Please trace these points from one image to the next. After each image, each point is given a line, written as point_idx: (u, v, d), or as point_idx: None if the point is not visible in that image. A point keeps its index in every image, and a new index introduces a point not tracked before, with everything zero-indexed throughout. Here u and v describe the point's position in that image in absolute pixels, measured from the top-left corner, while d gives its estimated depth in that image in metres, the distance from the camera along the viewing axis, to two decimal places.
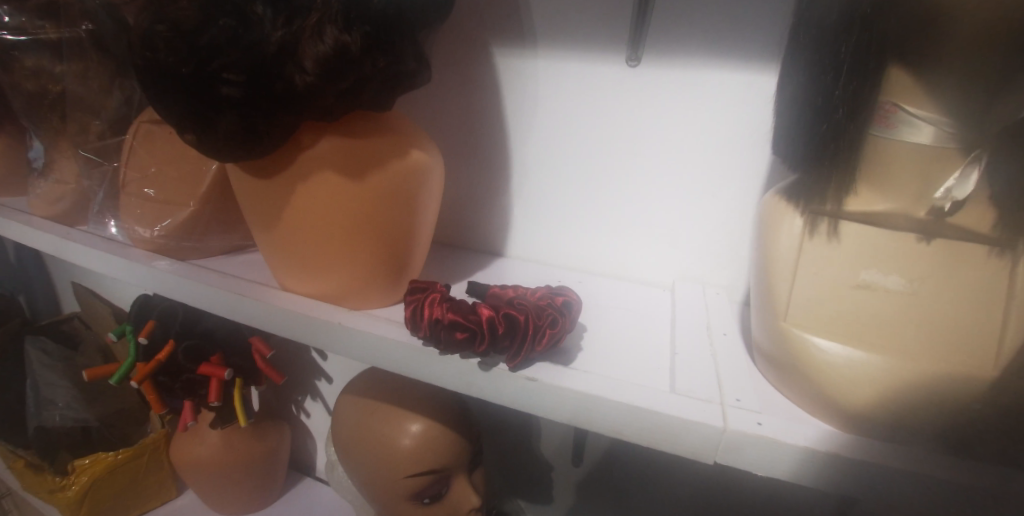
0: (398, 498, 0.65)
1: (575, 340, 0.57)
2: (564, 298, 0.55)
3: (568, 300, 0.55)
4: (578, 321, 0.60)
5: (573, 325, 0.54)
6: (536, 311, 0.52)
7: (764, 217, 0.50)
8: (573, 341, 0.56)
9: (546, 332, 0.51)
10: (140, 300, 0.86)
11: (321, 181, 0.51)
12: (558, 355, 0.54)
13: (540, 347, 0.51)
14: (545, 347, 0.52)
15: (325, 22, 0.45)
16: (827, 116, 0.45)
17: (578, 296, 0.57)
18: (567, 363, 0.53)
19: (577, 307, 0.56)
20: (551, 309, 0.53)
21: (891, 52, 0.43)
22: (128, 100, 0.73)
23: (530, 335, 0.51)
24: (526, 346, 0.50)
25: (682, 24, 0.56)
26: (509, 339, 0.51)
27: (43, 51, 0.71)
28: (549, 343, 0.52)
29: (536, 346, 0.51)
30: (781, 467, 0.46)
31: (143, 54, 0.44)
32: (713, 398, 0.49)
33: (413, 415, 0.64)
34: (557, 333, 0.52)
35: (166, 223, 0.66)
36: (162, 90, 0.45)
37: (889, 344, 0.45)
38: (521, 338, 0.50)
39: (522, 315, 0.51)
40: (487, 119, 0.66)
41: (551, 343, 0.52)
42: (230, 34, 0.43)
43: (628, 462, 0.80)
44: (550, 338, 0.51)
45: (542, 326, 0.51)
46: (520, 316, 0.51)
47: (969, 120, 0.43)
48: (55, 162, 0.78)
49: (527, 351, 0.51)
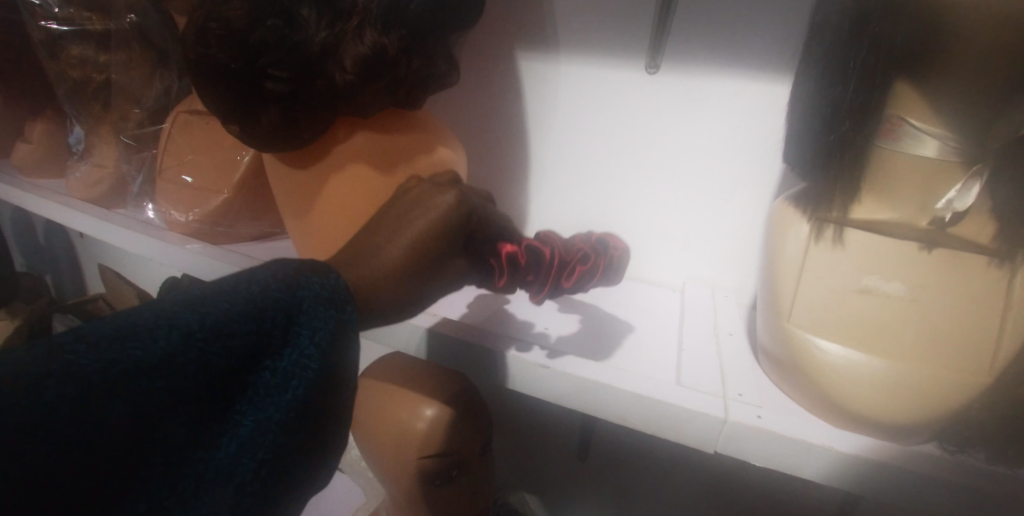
0: (412, 479, 0.67)
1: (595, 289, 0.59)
2: (598, 237, 0.59)
3: (603, 237, 0.59)
4: (622, 323, 0.62)
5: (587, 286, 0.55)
6: (564, 248, 0.52)
7: (774, 222, 0.53)
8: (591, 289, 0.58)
9: (572, 266, 0.51)
10: (170, 283, 0.91)
11: (353, 174, 0.54)
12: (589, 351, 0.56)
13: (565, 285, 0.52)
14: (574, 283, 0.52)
15: (365, 25, 0.47)
16: (835, 128, 0.47)
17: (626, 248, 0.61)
18: (598, 358, 0.55)
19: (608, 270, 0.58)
20: (581, 246, 0.54)
21: (900, 68, 0.45)
22: (167, 90, 0.77)
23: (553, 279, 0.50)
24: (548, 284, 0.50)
25: (698, 35, 0.58)
26: (534, 271, 0.49)
27: (88, 41, 0.74)
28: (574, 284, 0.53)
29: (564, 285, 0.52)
30: (779, 459, 0.48)
31: (196, 49, 0.47)
32: (716, 391, 0.51)
33: (427, 400, 0.66)
34: (587, 270, 0.53)
35: (198, 209, 0.69)
36: (212, 81, 0.49)
37: (889, 347, 0.47)
38: (546, 270, 0.49)
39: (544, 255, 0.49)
40: (510, 121, 0.69)
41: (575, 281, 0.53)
42: (277, 34, 0.47)
43: (634, 457, 0.83)
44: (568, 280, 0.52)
45: (569, 261, 0.51)
46: (544, 249, 0.49)
47: (971, 138, 0.45)
48: (95, 147, 0.83)
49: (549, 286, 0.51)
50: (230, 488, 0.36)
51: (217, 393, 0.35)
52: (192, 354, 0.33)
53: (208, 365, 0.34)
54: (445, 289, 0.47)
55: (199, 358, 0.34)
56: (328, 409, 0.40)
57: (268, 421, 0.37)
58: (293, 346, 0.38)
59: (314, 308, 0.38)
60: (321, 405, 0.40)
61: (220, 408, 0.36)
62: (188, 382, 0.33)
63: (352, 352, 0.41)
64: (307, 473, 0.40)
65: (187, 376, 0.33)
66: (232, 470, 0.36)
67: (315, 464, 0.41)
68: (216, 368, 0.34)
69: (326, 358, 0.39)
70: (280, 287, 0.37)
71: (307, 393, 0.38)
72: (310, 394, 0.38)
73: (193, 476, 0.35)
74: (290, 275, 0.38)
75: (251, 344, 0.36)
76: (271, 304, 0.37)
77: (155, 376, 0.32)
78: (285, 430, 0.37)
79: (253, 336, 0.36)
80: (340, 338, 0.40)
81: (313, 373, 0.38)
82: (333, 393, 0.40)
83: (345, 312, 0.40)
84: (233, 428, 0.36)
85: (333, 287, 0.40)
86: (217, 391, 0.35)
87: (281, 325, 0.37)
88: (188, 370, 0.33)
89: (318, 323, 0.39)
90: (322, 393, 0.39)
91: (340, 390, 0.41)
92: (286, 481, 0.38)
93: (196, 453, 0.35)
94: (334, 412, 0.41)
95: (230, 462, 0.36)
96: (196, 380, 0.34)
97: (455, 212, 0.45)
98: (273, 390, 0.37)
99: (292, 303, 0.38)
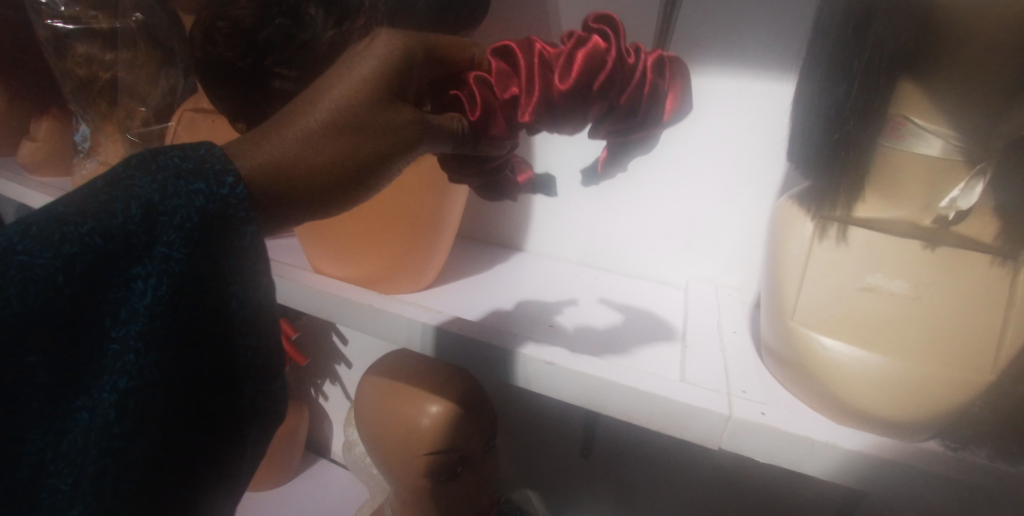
0: (415, 474, 0.68)
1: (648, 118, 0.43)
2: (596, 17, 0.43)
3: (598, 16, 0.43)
4: (659, 326, 0.62)
5: (597, 83, 0.40)
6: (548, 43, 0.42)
7: (778, 221, 0.53)
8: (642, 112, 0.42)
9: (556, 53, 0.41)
10: None
11: None
12: (616, 353, 0.56)
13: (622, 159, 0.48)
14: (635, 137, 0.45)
15: (372, 24, 0.48)
16: (837, 127, 0.47)
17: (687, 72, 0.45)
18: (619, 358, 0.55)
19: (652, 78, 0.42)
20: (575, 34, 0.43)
21: (902, 67, 0.45)
22: (172, 89, 0.77)
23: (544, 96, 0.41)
24: (535, 91, 0.41)
25: (701, 35, 0.58)
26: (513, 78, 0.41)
27: (94, 39, 0.75)
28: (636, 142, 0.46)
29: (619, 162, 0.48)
30: (783, 456, 0.48)
31: (204, 48, 0.48)
32: (720, 388, 0.51)
33: (432, 397, 0.67)
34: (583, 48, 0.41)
35: None
36: (220, 80, 0.50)
37: (892, 344, 0.47)
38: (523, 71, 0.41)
39: (524, 67, 0.41)
40: None
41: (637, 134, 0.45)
42: (284, 33, 0.47)
43: (635, 456, 0.84)
44: (565, 94, 0.40)
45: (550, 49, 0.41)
46: (511, 49, 0.42)
47: (975, 137, 0.45)
48: (101, 145, 0.83)
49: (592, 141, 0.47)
50: (113, 403, 0.36)
51: (82, 303, 0.35)
52: (22, 270, 0.33)
53: (59, 276, 0.34)
54: (398, 150, 0.38)
55: (35, 269, 0.33)
56: (218, 301, 0.38)
57: (135, 326, 0.36)
58: (157, 240, 0.35)
59: (172, 189, 0.35)
60: (200, 303, 0.38)
61: (90, 321, 0.35)
62: (41, 297, 0.33)
63: (241, 235, 0.37)
64: (214, 375, 0.39)
65: (36, 291, 0.33)
66: (108, 386, 0.36)
67: (223, 363, 0.39)
68: (68, 278, 0.34)
69: (195, 242, 0.36)
70: (128, 177, 0.35)
71: (180, 286, 0.36)
72: (177, 288, 0.36)
73: (83, 394, 0.36)
74: (142, 162, 0.36)
75: (105, 247, 0.34)
76: (116, 199, 0.34)
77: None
78: (155, 333, 0.36)
79: (99, 238, 0.34)
80: (209, 222, 0.36)
81: (177, 262, 0.36)
82: (217, 284, 0.38)
83: (226, 184, 0.36)
84: (111, 339, 0.36)
85: (198, 163, 0.36)
86: (82, 300, 0.35)
87: (136, 216, 0.35)
88: (25, 283, 0.33)
89: (178, 203, 0.35)
90: (194, 287, 0.37)
91: (231, 275, 0.38)
92: (173, 383, 0.38)
93: (72, 373, 0.36)
94: (232, 305, 0.39)
95: (112, 374, 0.36)
96: (50, 294, 0.34)
97: (393, 48, 0.37)
98: (139, 291, 0.36)
99: (146, 193, 0.35)
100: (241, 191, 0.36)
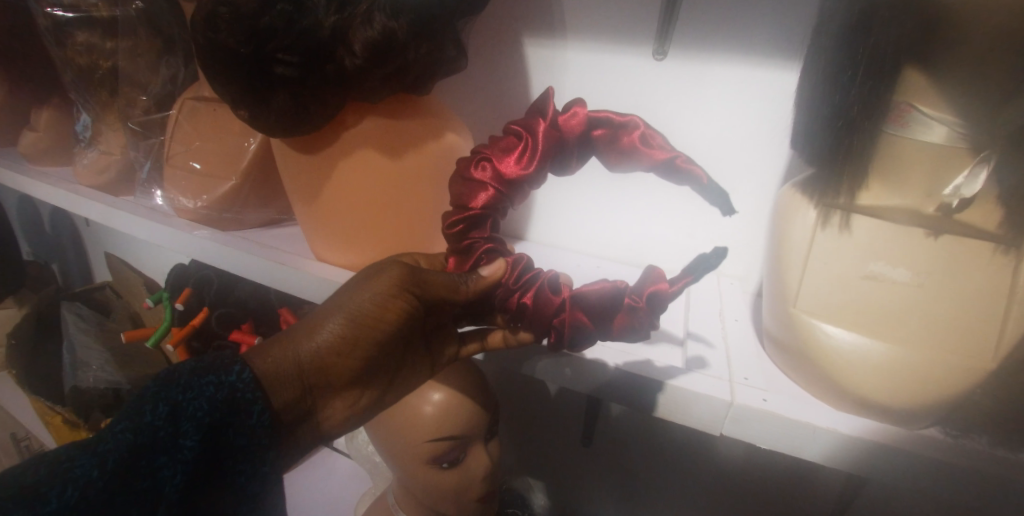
0: (418, 461, 0.68)
1: (541, 146, 0.49)
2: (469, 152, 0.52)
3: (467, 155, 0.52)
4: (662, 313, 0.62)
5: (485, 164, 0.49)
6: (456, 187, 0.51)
7: (781, 207, 0.53)
8: (529, 136, 0.49)
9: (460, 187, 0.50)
10: (176, 271, 0.96)
11: (363, 159, 0.55)
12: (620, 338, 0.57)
13: (644, 146, 0.49)
14: (608, 122, 0.49)
15: (375, 10, 0.47)
16: (841, 114, 0.47)
17: (547, 88, 0.51)
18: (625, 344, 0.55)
19: (520, 124, 0.50)
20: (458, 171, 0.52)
21: (906, 55, 0.45)
22: (173, 77, 0.77)
23: (473, 210, 0.49)
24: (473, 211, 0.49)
25: (706, 21, 0.58)
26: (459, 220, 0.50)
27: (95, 27, 0.74)
28: (613, 127, 0.49)
29: (645, 150, 0.48)
30: (785, 441, 0.49)
31: (206, 34, 0.48)
32: (722, 374, 0.52)
33: (434, 384, 0.67)
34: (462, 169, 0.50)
35: (207, 196, 0.69)
36: (222, 67, 0.49)
37: (895, 332, 0.47)
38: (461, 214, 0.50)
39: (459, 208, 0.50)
40: (516, 107, 0.69)
41: (593, 124, 0.50)
42: (286, 19, 0.47)
43: (637, 445, 0.84)
44: (484, 192, 0.49)
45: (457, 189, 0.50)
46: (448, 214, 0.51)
47: (981, 124, 0.45)
48: (102, 134, 0.83)
49: (632, 166, 0.50)
50: None
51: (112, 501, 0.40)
52: (67, 474, 0.40)
53: (95, 476, 0.40)
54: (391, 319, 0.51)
55: (76, 471, 0.40)
56: (224, 474, 0.45)
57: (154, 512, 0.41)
58: (179, 432, 0.42)
59: (191, 383, 0.43)
60: (209, 481, 0.44)
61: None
62: (80, 497, 0.39)
63: (250, 415, 0.45)
64: None
65: (76, 494, 0.39)
66: None
67: None
68: (102, 476, 0.40)
69: (211, 426, 0.43)
70: (158, 382, 0.43)
71: (195, 470, 0.43)
72: (193, 469, 0.42)
73: None
74: (167, 371, 0.44)
75: (135, 442, 0.41)
76: (147, 399, 0.42)
77: (49, 494, 0.39)
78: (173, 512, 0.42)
79: (129, 434, 0.41)
80: (223, 408, 0.44)
81: (192, 447, 0.42)
82: (225, 461, 0.44)
83: (233, 374, 0.45)
84: None
85: (211, 362, 0.45)
86: (112, 497, 0.40)
87: (163, 413, 0.42)
88: (65, 484, 0.39)
89: (196, 394, 0.43)
90: (206, 466, 0.43)
91: (240, 455, 0.45)
92: None
93: None
94: (237, 477, 0.45)
95: None
96: (87, 493, 0.40)
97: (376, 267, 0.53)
98: (161, 480, 0.41)
99: (171, 394, 0.43)
100: (247, 375, 0.45)
